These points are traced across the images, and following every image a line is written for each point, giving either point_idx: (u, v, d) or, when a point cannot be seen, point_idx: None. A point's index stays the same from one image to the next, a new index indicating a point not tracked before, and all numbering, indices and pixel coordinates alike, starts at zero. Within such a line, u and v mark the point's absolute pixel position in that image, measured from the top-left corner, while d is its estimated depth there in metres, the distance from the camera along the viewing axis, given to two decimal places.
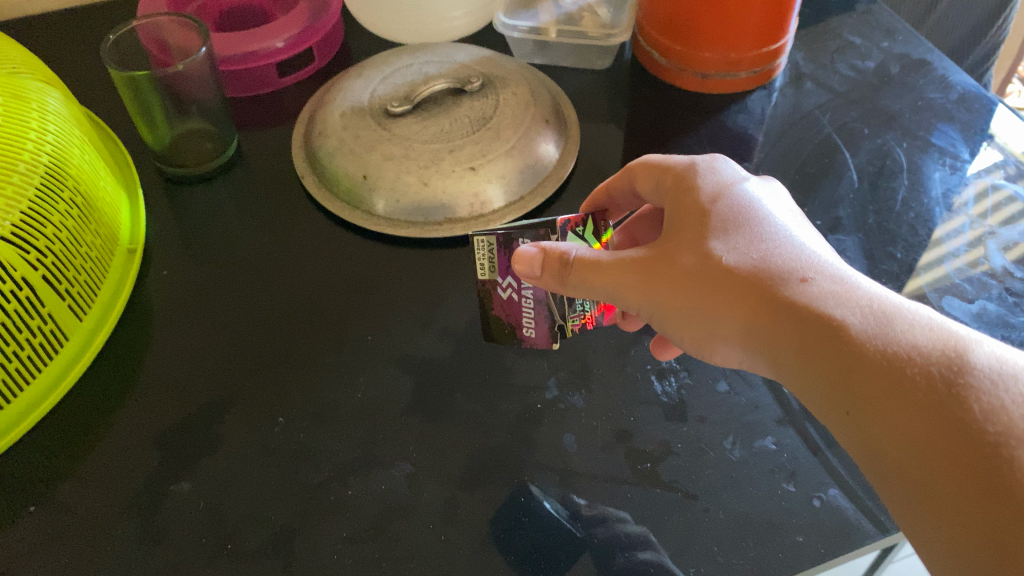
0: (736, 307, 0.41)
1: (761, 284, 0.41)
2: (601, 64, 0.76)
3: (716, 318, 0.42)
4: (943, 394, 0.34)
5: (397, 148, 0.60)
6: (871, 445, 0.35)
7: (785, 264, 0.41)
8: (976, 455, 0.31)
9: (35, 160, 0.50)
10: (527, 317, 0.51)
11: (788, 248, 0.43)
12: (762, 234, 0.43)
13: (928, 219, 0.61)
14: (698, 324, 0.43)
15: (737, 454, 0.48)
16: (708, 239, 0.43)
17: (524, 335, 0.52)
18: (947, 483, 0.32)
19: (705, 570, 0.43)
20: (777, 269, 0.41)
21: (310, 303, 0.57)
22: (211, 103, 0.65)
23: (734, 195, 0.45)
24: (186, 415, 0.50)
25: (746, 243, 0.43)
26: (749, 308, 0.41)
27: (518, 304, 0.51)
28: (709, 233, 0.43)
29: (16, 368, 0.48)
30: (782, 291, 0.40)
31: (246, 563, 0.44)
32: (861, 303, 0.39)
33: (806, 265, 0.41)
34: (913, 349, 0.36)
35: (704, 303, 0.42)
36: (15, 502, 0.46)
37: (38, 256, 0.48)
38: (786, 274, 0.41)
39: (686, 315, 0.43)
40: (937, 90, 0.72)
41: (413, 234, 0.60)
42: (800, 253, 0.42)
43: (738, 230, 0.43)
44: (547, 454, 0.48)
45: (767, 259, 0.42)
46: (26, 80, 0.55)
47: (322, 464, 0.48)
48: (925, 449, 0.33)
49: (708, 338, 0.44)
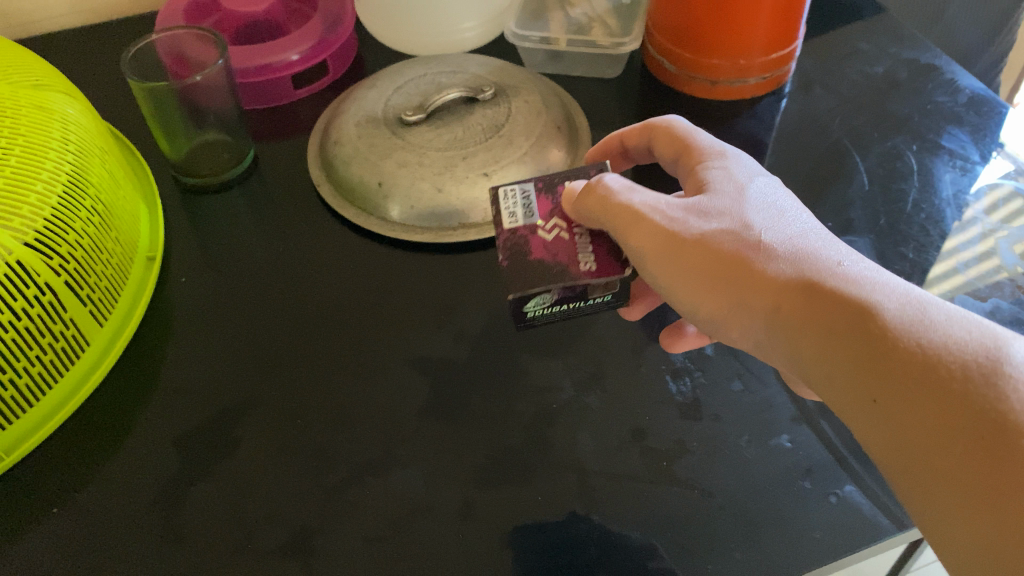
0: (763, 288, 0.41)
1: (788, 267, 0.41)
2: (611, 73, 0.77)
3: (738, 297, 0.41)
4: (978, 384, 0.32)
5: (412, 156, 0.61)
6: (891, 434, 0.34)
7: (813, 253, 0.41)
8: (1008, 447, 0.30)
9: (57, 168, 0.51)
10: (584, 251, 0.46)
11: (814, 241, 0.42)
12: (788, 225, 0.43)
13: (940, 219, 0.62)
14: (716, 300, 0.42)
15: (753, 452, 0.48)
16: (736, 217, 0.43)
17: (581, 269, 0.45)
18: (975, 476, 0.31)
19: (723, 567, 0.43)
20: (807, 258, 0.41)
21: (326, 307, 0.57)
22: (229, 114, 0.66)
23: (758, 185, 0.46)
24: (205, 419, 0.51)
25: (771, 230, 0.43)
26: (776, 288, 0.40)
27: (570, 240, 0.46)
28: (735, 213, 0.44)
29: (39, 372, 0.48)
30: (812, 276, 0.40)
31: (266, 562, 0.44)
32: (895, 293, 0.37)
33: (836, 257, 0.41)
34: (948, 338, 0.34)
35: (727, 278, 0.42)
36: (39, 504, 0.47)
37: (60, 262, 0.49)
38: (816, 262, 0.40)
39: (704, 289, 0.42)
40: (945, 94, 0.72)
41: (428, 238, 0.60)
42: (826, 245, 0.42)
43: (763, 216, 0.43)
44: (564, 453, 0.48)
45: (795, 246, 0.42)
46: (48, 93, 0.56)
47: (340, 465, 0.48)
48: (955, 440, 0.32)
49: (722, 318, 0.43)
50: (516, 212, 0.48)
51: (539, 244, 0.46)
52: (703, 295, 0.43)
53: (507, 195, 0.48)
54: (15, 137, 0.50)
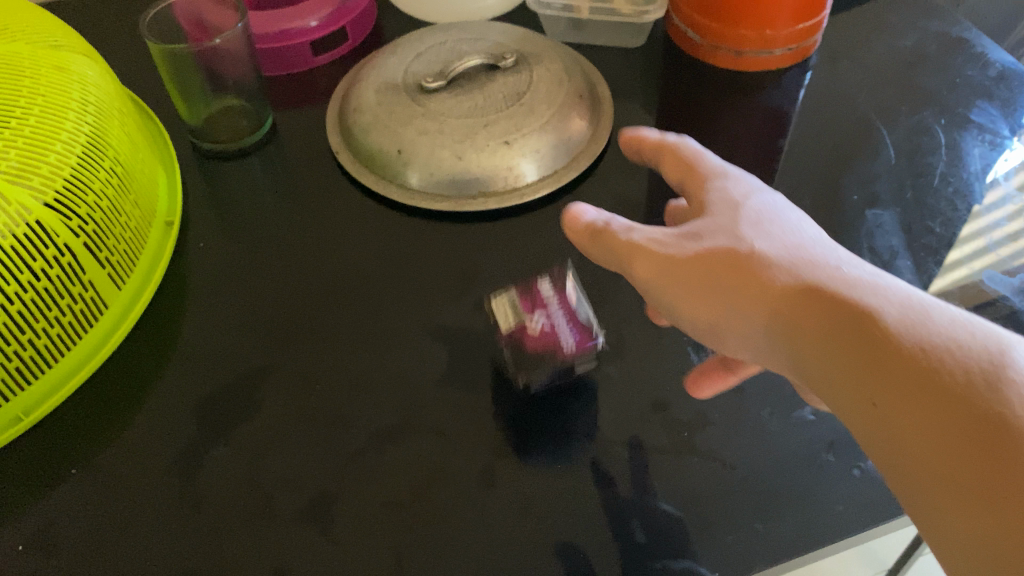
0: (763, 295, 0.38)
1: (788, 277, 0.38)
2: (635, 43, 0.76)
3: (735, 310, 0.39)
4: (981, 389, 0.30)
5: (431, 123, 0.60)
6: (885, 442, 0.32)
7: (813, 260, 0.38)
8: (1007, 448, 0.28)
9: (76, 130, 0.51)
10: (562, 336, 0.49)
11: (816, 249, 0.39)
12: (790, 233, 0.40)
13: (967, 194, 0.61)
14: (718, 312, 0.40)
15: (775, 425, 0.47)
16: (730, 225, 0.41)
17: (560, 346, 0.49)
18: (972, 482, 0.28)
19: (744, 541, 0.43)
20: (809, 267, 0.38)
21: (345, 274, 0.57)
22: (248, 80, 0.66)
23: (762, 198, 0.43)
24: (223, 384, 0.51)
25: (777, 238, 0.40)
26: (773, 302, 0.38)
27: (551, 333, 0.49)
28: (743, 222, 0.41)
29: (58, 334, 0.48)
30: (810, 283, 0.37)
31: (284, 526, 0.44)
32: (897, 298, 0.34)
33: (838, 262, 0.38)
34: (948, 343, 0.31)
35: (724, 288, 0.39)
36: (58, 464, 0.47)
37: (79, 224, 0.48)
38: (818, 269, 0.38)
39: (704, 303, 0.40)
40: (975, 67, 0.71)
41: (447, 207, 0.60)
42: (827, 253, 0.39)
43: (756, 223, 0.41)
44: (583, 423, 0.48)
45: (798, 255, 0.39)
46: (67, 53, 0.55)
47: (358, 430, 0.48)
48: (951, 447, 0.29)
49: (722, 329, 0.40)
50: (507, 313, 0.51)
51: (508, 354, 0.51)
52: (699, 308, 0.40)
53: (498, 308, 0.52)
54: (32, 97, 0.50)
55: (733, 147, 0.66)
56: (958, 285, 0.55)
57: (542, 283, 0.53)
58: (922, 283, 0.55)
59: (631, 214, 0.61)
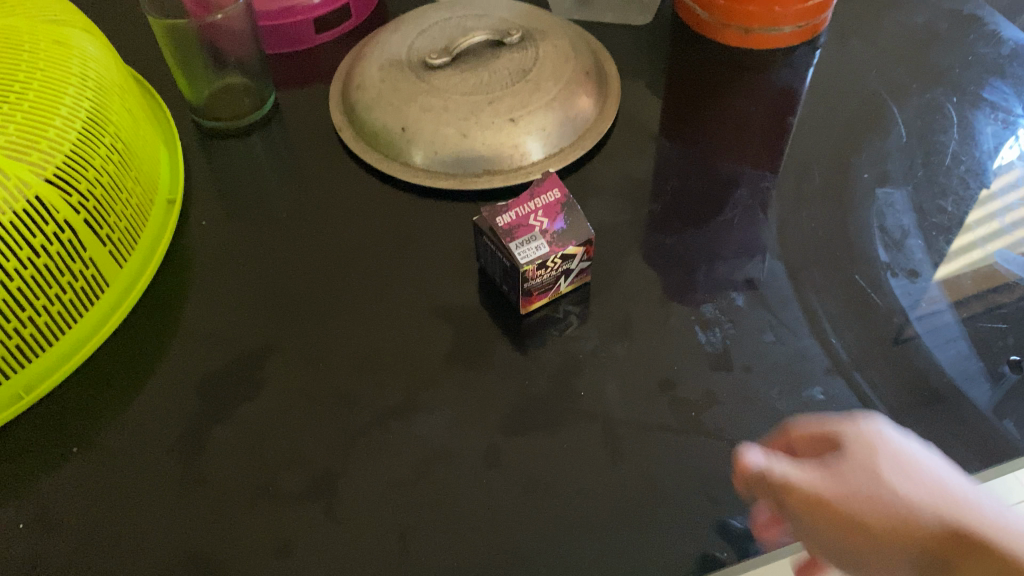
0: (918, 538, 0.34)
1: (939, 523, 0.34)
2: (641, 20, 0.75)
3: (895, 552, 0.35)
4: None
5: (435, 100, 0.59)
6: None
7: (972, 505, 0.35)
8: None
9: (76, 105, 0.50)
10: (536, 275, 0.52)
11: (969, 491, 0.36)
12: (941, 475, 0.36)
13: (980, 173, 0.60)
14: (873, 548, 0.35)
15: (784, 405, 0.47)
16: (868, 459, 0.36)
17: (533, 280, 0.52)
18: None
19: (753, 520, 0.42)
20: (973, 524, 0.34)
21: (349, 253, 0.56)
22: (250, 57, 0.65)
23: (894, 431, 0.38)
24: (225, 363, 0.50)
25: (930, 484, 0.36)
26: (939, 543, 0.34)
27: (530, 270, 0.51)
28: (892, 470, 0.36)
29: (58, 312, 0.48)
30: (977, 537, 0.33)
31: (288, 504, 0.44)
32: None
33: (1000, 516, 0.34)
34: None
35: (882, 539, 0.35)
36: (59, 443, 0.47)
37: (79, 200, 0.48)
38: (981, 523, 0.34)
39: (859, 545, 0.35)
40: (987, 45, 0.70)
41: (452, 185, 0.59)
42: (984, 505, 0.35)
43: (896, 459, 0.36)
44: (590, 402, 0.47)
45: (957, 507, 0.35)
46: (67, 29, 0.55)
47: (363, 408, 0.48)
48: None
49: (869, 562, 0.36)
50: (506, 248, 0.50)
51: (530, 296, 0.51)
52: (855, 542, 0.35)
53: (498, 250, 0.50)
54: (32, 74, 0.49)
55: (741, 125, 0.65)
56: (975, 268, 0.55)
57: (498, 217, 0.49)
58: (933, 263, 0.55)
59: (639, 193, 0.60)
